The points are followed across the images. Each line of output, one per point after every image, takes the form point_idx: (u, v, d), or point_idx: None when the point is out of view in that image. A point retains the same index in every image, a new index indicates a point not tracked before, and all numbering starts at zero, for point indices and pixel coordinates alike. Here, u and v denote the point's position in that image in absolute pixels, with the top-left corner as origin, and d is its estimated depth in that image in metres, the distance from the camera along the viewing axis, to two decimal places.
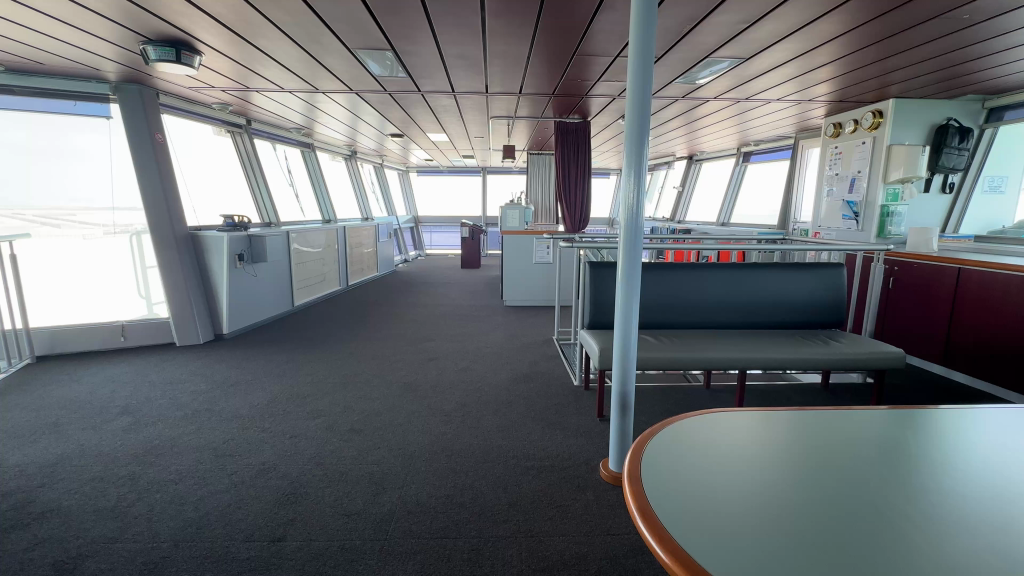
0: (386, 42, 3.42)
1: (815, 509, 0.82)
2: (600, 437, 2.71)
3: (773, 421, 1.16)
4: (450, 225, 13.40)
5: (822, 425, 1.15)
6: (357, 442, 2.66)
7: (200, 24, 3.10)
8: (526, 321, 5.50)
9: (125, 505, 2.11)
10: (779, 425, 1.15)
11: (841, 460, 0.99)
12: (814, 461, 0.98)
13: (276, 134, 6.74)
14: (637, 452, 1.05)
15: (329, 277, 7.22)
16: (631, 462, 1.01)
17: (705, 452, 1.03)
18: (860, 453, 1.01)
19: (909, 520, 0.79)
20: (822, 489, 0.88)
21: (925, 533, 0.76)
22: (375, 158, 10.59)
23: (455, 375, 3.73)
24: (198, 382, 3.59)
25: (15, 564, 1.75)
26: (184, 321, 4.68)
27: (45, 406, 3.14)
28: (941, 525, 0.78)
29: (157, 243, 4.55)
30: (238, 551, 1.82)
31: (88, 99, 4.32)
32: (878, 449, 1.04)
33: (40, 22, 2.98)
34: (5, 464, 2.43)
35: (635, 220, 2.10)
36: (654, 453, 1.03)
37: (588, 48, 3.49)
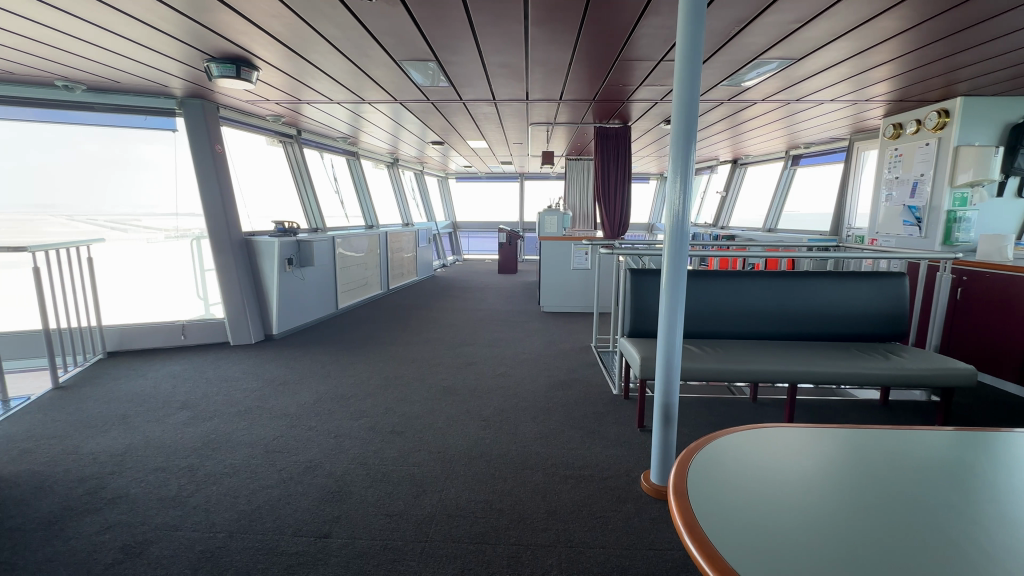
0: (430, 53, 3.51)
1: (865, 525, 0.79)
2: (641, 448, 2.65)
3: (826, 437, 1.12)
4: (487, 230, 13.53)
5: (881, 443, 1.08)
6: (398, 444, 2.72)
7: (257, 40, 3.28)
8: (563, 327, 5.48)
9: (185, 495, 2.24)
10: (834, 440, 1.10)
11: (899, 478, 0.94)
12: (868, 476, 0.95)
13: (323, 143, 7.04)
14: (681, 464, 1.03)
15: (371, 281, 7.44)
16: (677, 472, 1.00)
17: (751, 465, 1.01)
18: (921, 472, 0.95)
19: (971, 541, 0.75)
20: (876, 504, 0.85)
21: (986, 552, 0.72)
22: (416, 165, 10.84)
23: (493, 380, 3.74)
24: (250, 380, 3.77)
25: (89, 546, 1.89)
26: (238, 322, 4.93)
27: (115, 398, 3.38)
28: (1004, 546, 0.73)
29: (215, 248, 4.83)
30: (288, 545, 1.89)
31: (156, 113, 4.61)
32: (943, 468, 0.97)
33: (117, 43, 3.23)
34: (80, 452, 2.64)
35: (680, 226, 2.05)
36: (700, 466, 1.01)
37: (631, 53, 3.46)
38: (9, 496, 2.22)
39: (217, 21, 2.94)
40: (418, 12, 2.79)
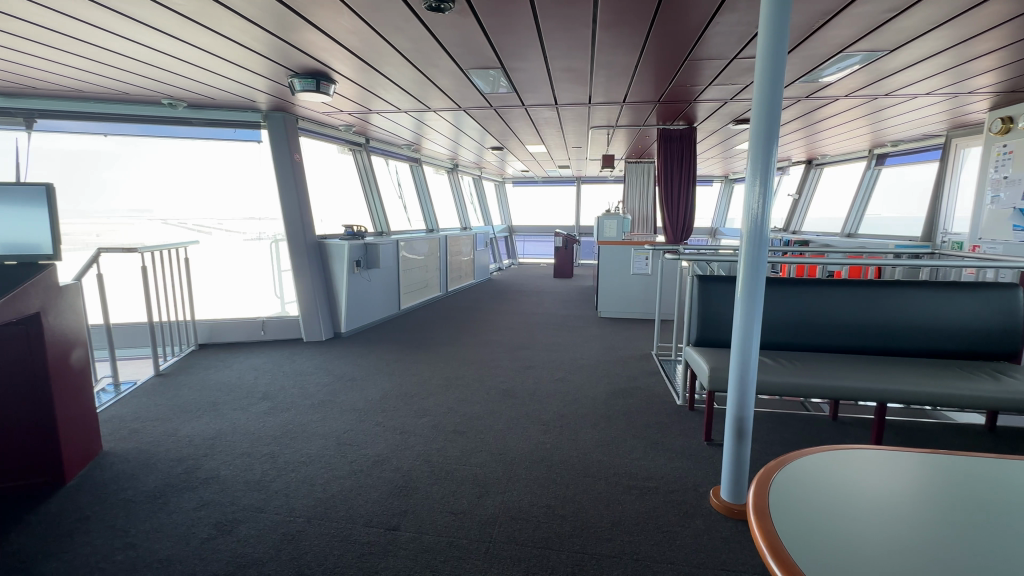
0: (497, 61, 3.58)
1: (967, 558, 0.73)
2: (709, 463, 2.54)
3: (919, 462, 1.03)
4: (543, 234, 13.54)
5: (987, 472, 0.98)
6: (460, 444, 2.78)
7: (336, 55, 3.49)
8: (621, 334, 5.37)
9: (268, 480, 2.41)
10: (931, 466, 1.01)
11: (1008, 510, 0.85)
12: (971, 507, 0.86)
13: (388, 150, 7.36)
14: (761, 478, 0.99)
15: (431, 283, 7.66)
16: (753, 484, 0.97)
17: (837, 486, 0.94)
18: None
19: None
20: (979, 538, 0.78)
21: None
22: (474, 171, 11.06)
23: (552, 385, 3.72)
24: (322, 375, 4.00)
25: (188, 520, 2.08)
26: (311, 319, 5.25)
27: (206, 387, 3.71)
28: None
29: (293, 251, 5.18)
30: (359, 534, 1.99)
31: (244, 126, 5.02)
32: None
33: (214, 63, 3.55)
34: (179, 434, 2.91)
35: (760, 232, 1.95)
36: (782, 483, 0.96)
37: (701, 53, 3.35)
38: (122, 469, 2.50)
39: (302, 39, 3.16)
40: (487, 22, 2.86)
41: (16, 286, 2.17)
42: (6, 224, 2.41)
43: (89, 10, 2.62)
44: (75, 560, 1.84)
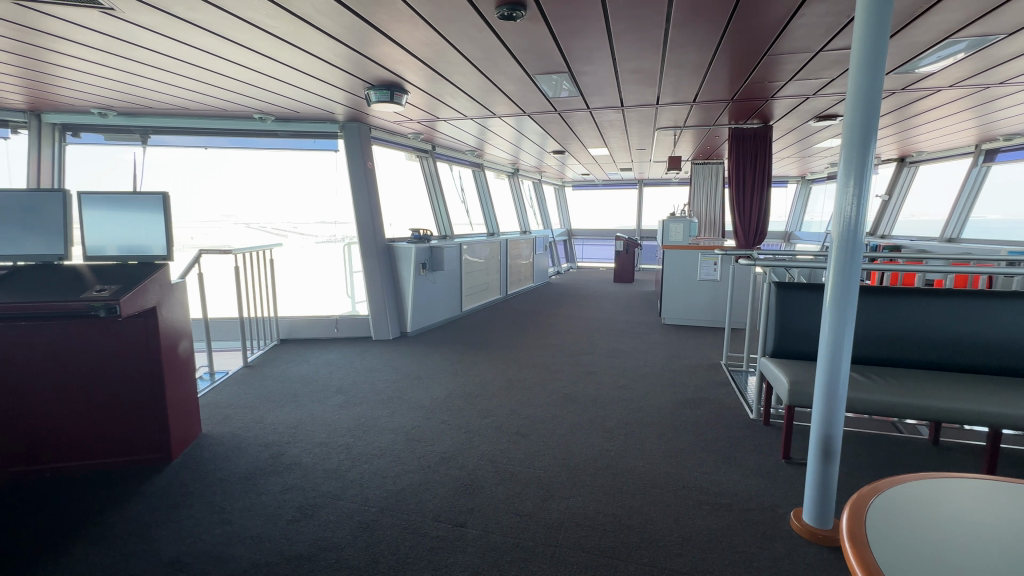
0: (564, 65, 3.58)
1: None
2: (788, 482, 2.39)
3: None
4: (603, 238, 13.35)
5: None
6: (523, 446, 2.80)
7: (410, 67, 3.65)
8: (687, 342, 5.17)
9: (344, 469, 2.56)
10: None
11: None
12: None
13: (453, 156, 7.58)
14: (855, 503, 0.92)
15: (492, 286, 7.79)
16: (847, 512, 0.89)
17: (944, 516, 0.86)
18: None
19: None
20: None
21: None
22: (534, 175, 11.13)
23: (616, 392, 3.65)
24: (390, 372, 4.19)
25: (275, 502, 2.25)
26: (379, 318, 5.50)
27: (288, 379, 4.00)
28: None
29: (364, 253, 5.45)
30: (429, 528, 2.05)
31: (323, 136, 5.37)
32: None
33: (300, 78, 3.84)
34: (266, 421, 3.16)
35: (853, 237, 1.81)
36: (881, 508, 0.90)
37: (782, 47, 3.17)
38: (218, 451, 2.75)
39: (379, 52, 3.34)
40: (557, 27, 2.88)
41: (138, 282, 2.46)
42: (134, 231, 2.75)
43: (199, 36, 2.93)
44: (182, 529, 2.05)
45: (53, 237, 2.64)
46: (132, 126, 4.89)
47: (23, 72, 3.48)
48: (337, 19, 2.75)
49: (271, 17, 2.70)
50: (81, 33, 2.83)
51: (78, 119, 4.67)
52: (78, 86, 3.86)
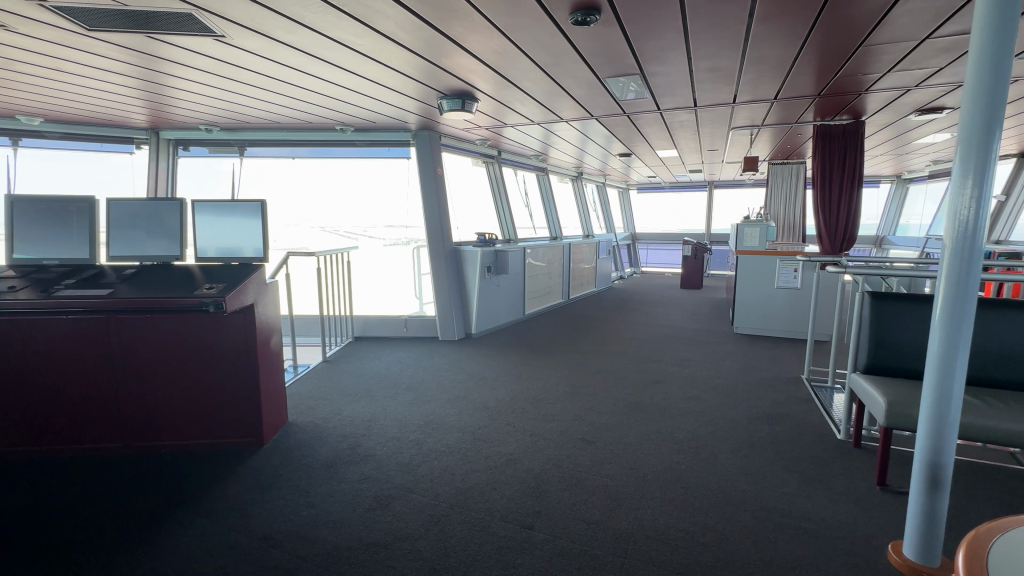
0: (636, 67, 3.52)
1: None
2: (884, 511, 2.18)
3: None
4: (668, 242, 12.92)
5: None
6: (589, 453, 2.77)
7: (481, 75, 3.76)
8: (763, 353, 4.87)
9: (416, 463, 2.67)
10: None
11: None
12: None
13: (518, 161, 7.67)
14: (973, 541, 0.83)
15: (554, 290, 7.79)
16: (964, 552, 0.80)
17: None
18: None
19: None
20: None
21: None
22: (598, 178, 10.99)
23: (685, 403, 3.52)
24: (456, 372, 4.31)
25: (354, 491, 2.39)
26: (446, 319, 5.68)
27: (362, 374, 4.23)
28: None
29: (433, 256, 5.65)
30: (497, 527, 2.09)
31: (396, 145, 5.63)
32: None
33: (378, 90, 4.06)
34: (344, 413, 3.37)
35: (969, 244, 1.63)
36: (1005, 549, 0.80)
37: (880, 37, 2.92)
38: (301, 439, 2.97)
39: (452, 63, 3.47)
40: (631, 29, 2.84)
41: (239, 281, 2.72)
42: (236, 236, 3.05)
43: (293, 56, 3.20)
44: (274, 509, 2.24)
45: (171, 240, 2.98)
46: (231, 140, 5.40)
47: (144, 94, 3.96)
48: (416, 34, 2.89)
49: (357, 36, 2.89)
50: (195, 59, 3.19)
51: (189, 135, 5.25)
52: (189, 105, 4.33)
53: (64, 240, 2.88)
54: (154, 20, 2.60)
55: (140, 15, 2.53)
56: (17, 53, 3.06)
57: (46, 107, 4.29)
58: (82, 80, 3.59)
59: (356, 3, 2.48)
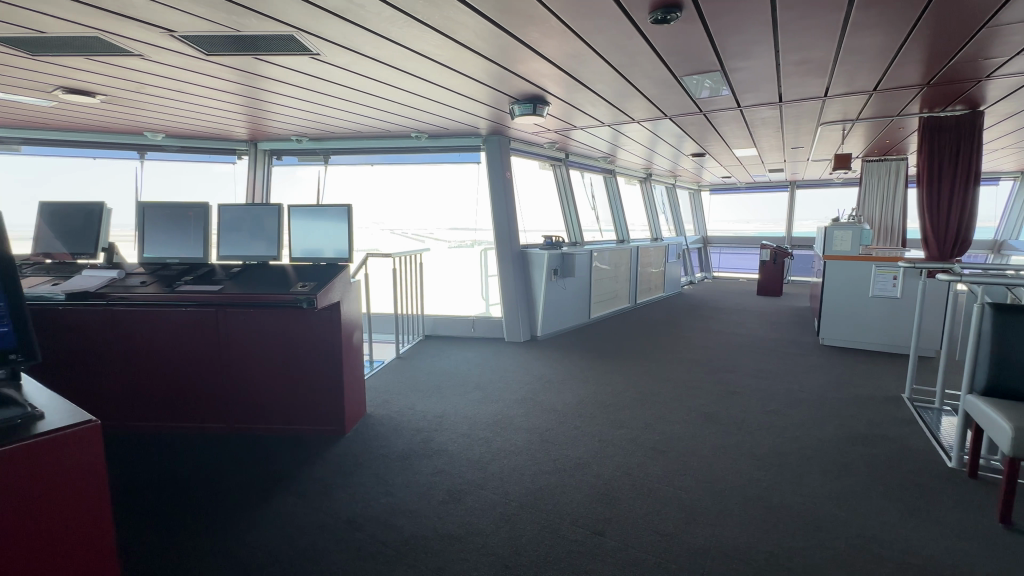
0: (717, 63, 3.38)
1: None
2: (1010, 552, 1.93)
3: None
4: (743, 246, 12.21)
5: None
6: (661, 463, 2.69)
7: (555, 79, 3.78)
8: (855, 368, 4.47)
9: (486, 460, 2.74)
10: None
11: None
12: None
13: (585, 163, 7.62)
14: None
15: (621, 294, 7.64)
16: None
17: None
18: None
19: None
20: None
21: None
22: (668, 179, 10.64)
23: (765, 417, 3.31)
24: (523, 374, 4.35)
25: (427, 483, 2.49)
26: (513, 321, 5.75)
27: (433, 372, 4.40)
28: None
29: (500, 258, 5.74)
30: (568, 531, 2.09)
31: (467, 150, 5.80)
32: None
33: (454, 98, 4.21)
34: (417, 408, 3.52)
35: None
36: None
37: (1009, 16, 2.59)
38: (379, 430, 3.14)
39: (527, 68, 3.52)
40: (714, 25, 2.74)
41: (327, 281, 2.94)
42: (325, 238, 3.30)
43: (378, 69, 3.40)
44: (357, 494, 2.39)
45: (270, 241, 3.27)
46: (318, 149, 5.83)
47: (246, 109, 4.40)
48: (494, 42, 2.96)
49: (438, 47, 3.02)
50: (293, 76, 3.50)
51: (282, 145, 5.75)
52: (283, 118, 4.75)
53: (184, 242, 3.27)
54: (260, 43, 2.88)
55: (249, 39, 2.82)
56: (148, 77, 3.51)
57: (168, 124, 4.89)
58: (198, 99, 4.05)
59: (439, 16, 2.59)
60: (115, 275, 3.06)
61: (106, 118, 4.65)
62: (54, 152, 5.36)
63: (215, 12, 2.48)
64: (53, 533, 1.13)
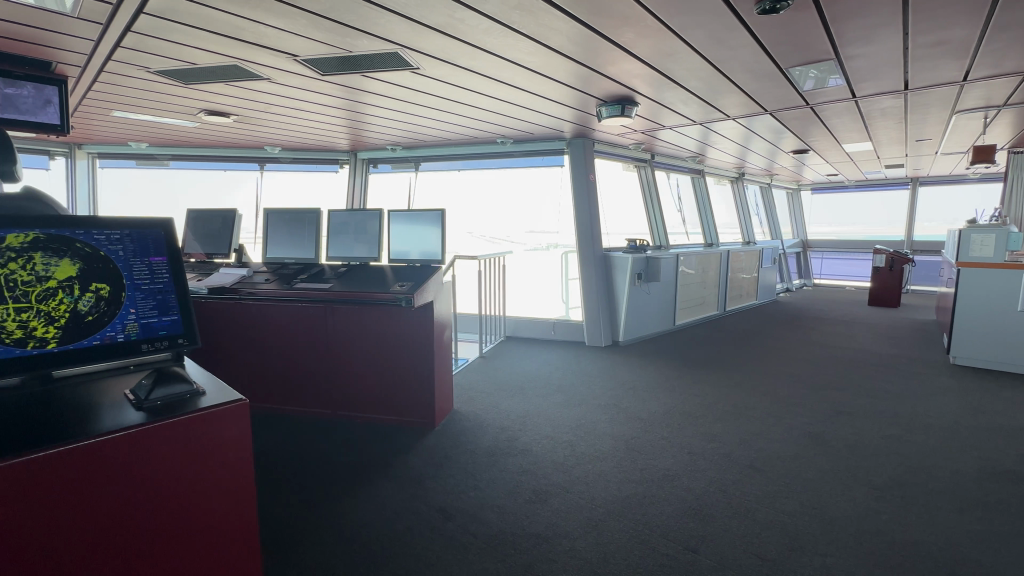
0: (831, 52, 3.09)
1: None
2: None
3: None
4: (852, 251, 11.04)
5: None
6: (760, 482, 2.51)
7: (647, 78, 3.68)
8: (999, 393, 3.85)
9: (570, 464, 2.74)
10: None
11: None
12: None
13: (672, 164, 7.34)
14: None
15: (708, 300, 7.25)
16: None
17: None
18: None
19: None
20: None
21: None
22: (762, 178, 9.90)
23: (883, 442, 2.97)
24: (605, 379, 4.27)
25: (514, 482, 2.54)
26: (594, 325, 5.68)
27: (515, 372, 4.47)
28: None
29: (582, 262, 5.69)
30: (659, 544, 2.02)
31: (551, 154, 5.83)
32: None
33: (541, 102, 4.26)
34: (501, 407, 3.61)
35: None
36: None
37: None
38: (466, 426, 3.27)
39: (618, 69, 3.47)
40: (831, 10, 2.52)
41: (423, 281, 3.11)
42: (420, 241, 3.51)
43: (471, 79, 3.54)
44: (448, 485, 2.50)
45: (371, 244, 3.54)
46: (409, 157, 6.20)
47: (350, 121, 4.79)
48: (587, 45, 2.96)
49: (530, 54, 3.08)
50: (394, 89, 3.75)
51: (379, 154, 6.18)
52: (382, 128, 5.11)
53: (299, 244, 3.63)
54: (368, 61, 3.13)
55: (359, 58, 3.07)
56: (272, 98, 3.95)
57: (283, 138, 5.47)
58: (310, 114, 4.48)
59: (534, 24, 2.65)
60: (244, 273, 3.47)
61: (235, 135, 5.31)
62: (194, 166, 6.21)
63: (332, 36, 2.74)
64: (189, 524, 1.28)
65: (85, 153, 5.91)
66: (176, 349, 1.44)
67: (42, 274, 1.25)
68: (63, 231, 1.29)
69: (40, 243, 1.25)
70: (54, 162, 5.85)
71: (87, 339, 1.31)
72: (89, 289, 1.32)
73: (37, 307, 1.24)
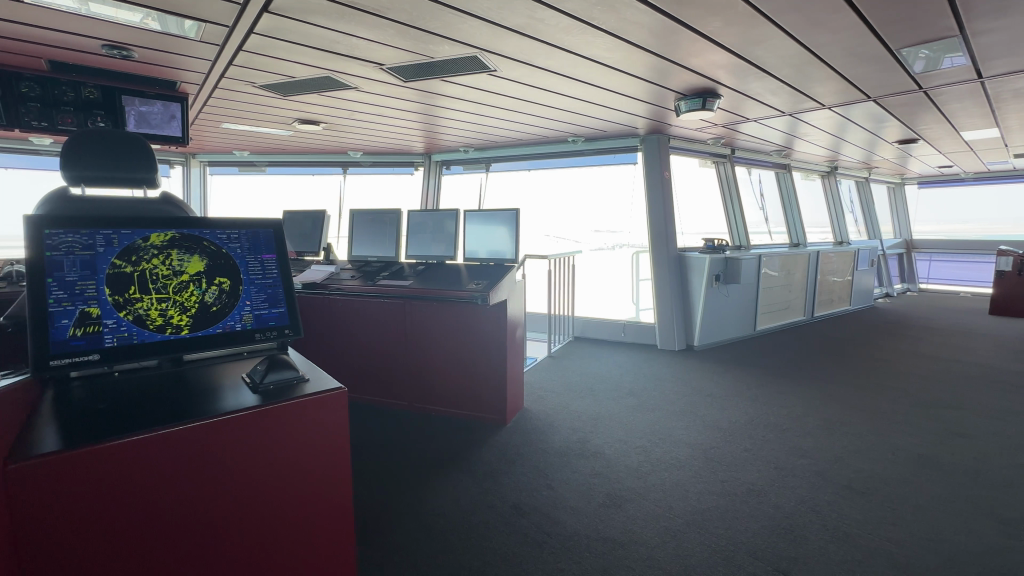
0: (953, 28, 2.75)
1: None
2: None
3: None
4: (968, 253, 9.76)
5: None
6: (860, 506, 2.29)
7: (733, 68, 3.48)
8: None
9: (645, 470, 2.66)
10: None
11: None
12: None
13: (754, 159, 6.89)
14: None
15: (794, 305, 6.73)
16: None
17: None
18: None
19: None
20: None
21: None
22: (859, 172, 9.02)
23: (1014, 471, 2.59)
24: (679, 385, 4.10)
25: (586, 484, 2.51)
26: (667, 328, 5.48)
27: (585, 373, 4.42)
28: None
29: (654, 262, 5.51)
30: (745, 562, 1.91)
31: (623, 151, 5.69)
32: None
33: (616, 99, 4.17)
34: (572, 407, 3.58)
35: None
36: None
37: None
38: (537, 424, 3.28)
39: (701, 60, 3.31)
40: None
41: (497, 281, 3.17)
42: (493, 241, 3.57)
43: (547, 78, 3.54)
44: (521, 483, 2.52)
45: (447, 243, 3.65)
46: (480, 159, 6.34)
47: (427, 125, 4.98)
48: (669, 36, 2.85)
49: (609, 50, 3.03)
50: (471, 92, 3.84)
51: (451, 156, 6.37)
52: (456, 130, 5.26)
53: (381, 243, 3.83)
54: (448, 66, 3.23)
55: (439, 63, 3.18)
56: (358, 105, 4.20)
57: (365, 143, 5.80)
58: (391, 119, 4.71)
59: (614, 19, 2.60)
60: (332, 271, 3.73)
61: (323, 141, 5.70)
62: (287, 171, 6.75)
63: (415, 43, 2.86)
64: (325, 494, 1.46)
65: (198, 162, 6.63)
66: (282, 338, 1.56)
67: (178, 269, 1.41)
68: (192, 231, 1.45)
69: (176, 242, 1.42)
70: (174, 170, 6.62)
71: (211, 328, 1.46)
72: (214, 282, 1.47)
73: (174, 297, 1.40)
